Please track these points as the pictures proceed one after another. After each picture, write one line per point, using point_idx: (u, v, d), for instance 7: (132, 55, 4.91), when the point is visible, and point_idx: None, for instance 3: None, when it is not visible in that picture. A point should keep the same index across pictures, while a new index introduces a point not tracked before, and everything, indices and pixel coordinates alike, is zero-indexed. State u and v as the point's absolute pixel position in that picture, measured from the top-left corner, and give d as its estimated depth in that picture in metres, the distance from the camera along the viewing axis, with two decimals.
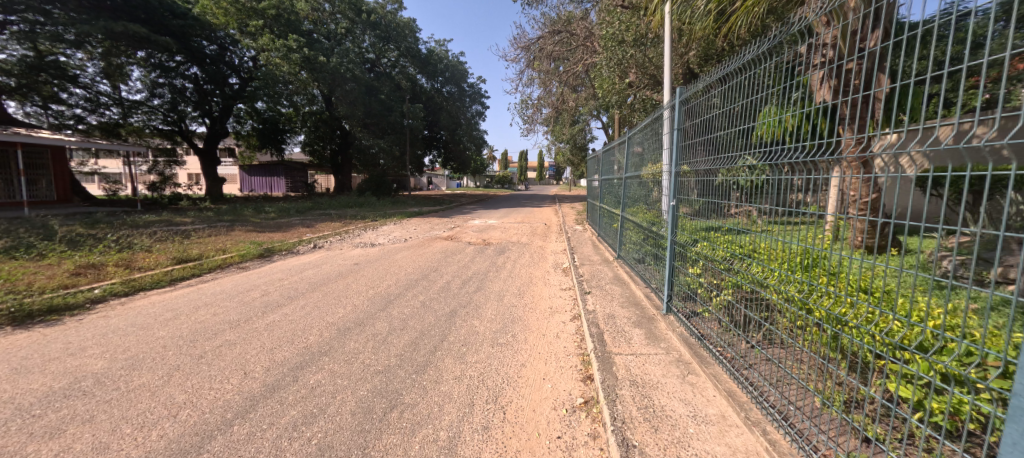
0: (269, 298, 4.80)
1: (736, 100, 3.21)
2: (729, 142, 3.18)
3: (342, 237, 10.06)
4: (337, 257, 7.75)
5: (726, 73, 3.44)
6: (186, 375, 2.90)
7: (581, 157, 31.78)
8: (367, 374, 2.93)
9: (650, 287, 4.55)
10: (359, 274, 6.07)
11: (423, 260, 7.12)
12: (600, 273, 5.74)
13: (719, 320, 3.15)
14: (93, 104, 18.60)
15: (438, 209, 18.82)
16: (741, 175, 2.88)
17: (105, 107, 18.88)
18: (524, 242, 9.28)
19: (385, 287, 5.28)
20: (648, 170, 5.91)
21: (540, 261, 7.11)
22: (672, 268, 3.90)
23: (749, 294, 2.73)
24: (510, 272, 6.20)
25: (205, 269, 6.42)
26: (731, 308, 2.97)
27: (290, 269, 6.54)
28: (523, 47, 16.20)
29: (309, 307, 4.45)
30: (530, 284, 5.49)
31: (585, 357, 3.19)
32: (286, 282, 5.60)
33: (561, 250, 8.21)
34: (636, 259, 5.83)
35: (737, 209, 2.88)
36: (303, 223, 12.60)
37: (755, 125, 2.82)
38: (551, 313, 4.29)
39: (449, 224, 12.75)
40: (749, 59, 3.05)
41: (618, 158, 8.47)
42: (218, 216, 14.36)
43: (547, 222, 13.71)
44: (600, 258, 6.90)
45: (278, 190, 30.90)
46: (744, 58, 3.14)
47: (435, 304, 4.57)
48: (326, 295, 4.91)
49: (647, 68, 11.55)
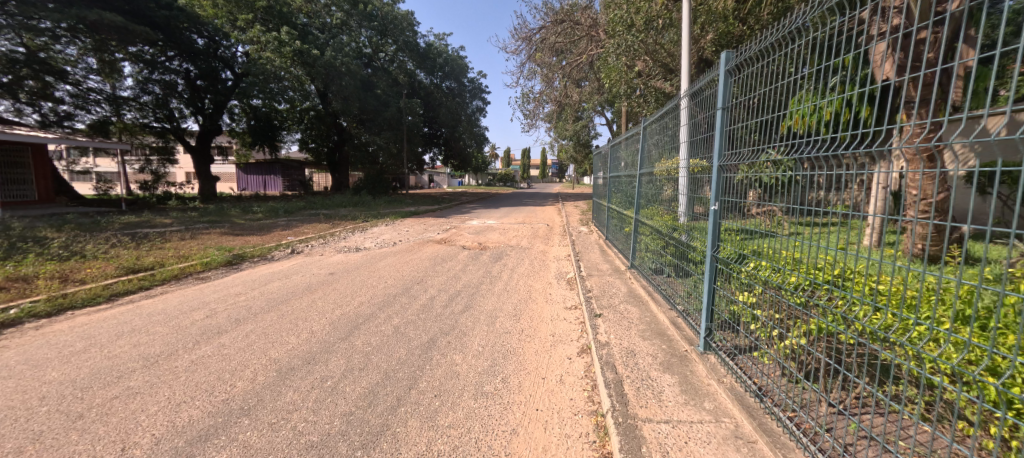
0: (211, 323, 3.94)
1: (758, 86, 2.69)
2: (747, 137, 2.71)
3: (326, 241, 9.21)
4: (314, 264, 6.92)
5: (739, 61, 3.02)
6: (40, 454, 2.06)
7: (584, 154, 30.82)
8: (293, 452, 2.07)
9: (677, 311, 3.68)
10: (332, 287, 5.23)
11: (410, 268, 6.28)
12: (610, 287, 4.89)
13: (779, 366, 2.34)
14: (82, 100, 17.72)
15: (436, 208, 17.95)
16: (764, 171, 2.47)
17: (96, 104, 18.11)
18: (524, 246, 8.43)
19: (355, 305, 4.42)
20: (661, 165, 5.11)
21: (541, 269, 6.24)
22: (710, 291, 2.99)
23: (820, 333, 2.00)
24: (506, 284, 5.34)
25: (157, 281, 5.59)
26: (800, 353, 2.19)
27: (256, 280, 5.71)
28: (524, 37, 15.28)
29: (254, 335, 3.60)
30: (528, 300, 4.64)
31: (599, 419, 2.33)
32: (243, 298, 4.77)
33: (565, 256, 7.34)
34: (652, 270, 4.99)
35: (758, 210, 2.49)
36: (287, 224, 11.73)
37: (782, 115, 2.36)
38: (552, 343, 3.45)
39: (444, 225, 11.88)
40: (767, 44, 2.61)
41: (627, 154, 7.58)
42: (200, 217, 13.55)
43: (549, 223, 12.82)
44: (610, 267, 6.05)
45: (274, 189, 30.19)
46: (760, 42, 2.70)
47: (411, 331, 3.71)
48: (282, 317, 4.06)
49: (658, 56, 10.66)
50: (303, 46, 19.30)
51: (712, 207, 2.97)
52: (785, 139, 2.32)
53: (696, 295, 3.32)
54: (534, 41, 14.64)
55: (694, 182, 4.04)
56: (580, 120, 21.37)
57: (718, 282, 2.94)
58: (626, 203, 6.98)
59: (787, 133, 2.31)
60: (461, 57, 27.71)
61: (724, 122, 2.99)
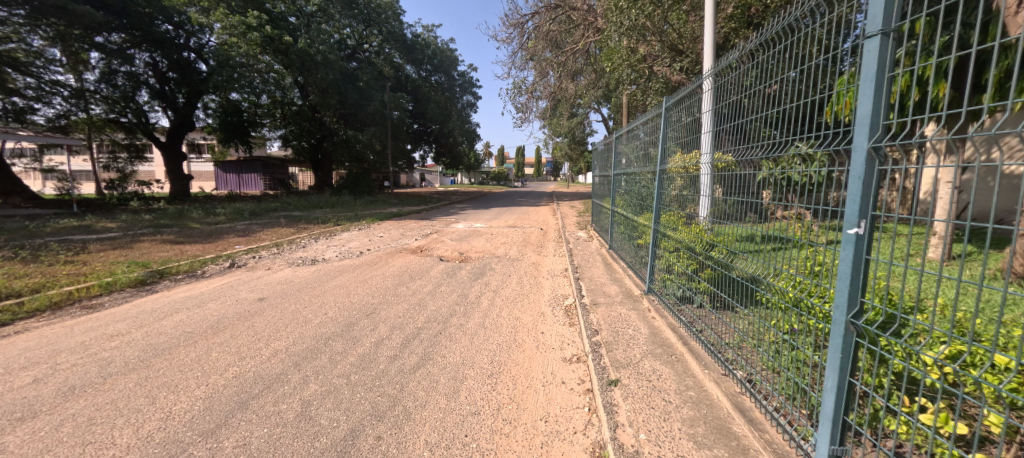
0: (31, 396, 2.61)
1: (806, 72, 2.11)
2: (787, 124, 2.23)
3: (280, 249, 7.87)
4: (251, 281, 5.60)
5: (767, 38, 2.59)
6: None
7: (579, 151, 29.62)
8: None
9: (738, 377, 2.42)
10: (248, 323, 3.86)
11: (365, 291, 4.92)
12: (624, 324, 3.55)
13: None
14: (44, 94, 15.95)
15: (421, 209, 16.72)
16: (793, 168, 2.06)
17: (58, 98, 16.20)
18: (513, 256, 7.11)
19: (263, 358, 3.10)
20: (677, 160, 4.03)
21: (532, 289, 5.01)
22: (841, 389, 1.48)
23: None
24: (484, 315, 4.08)
25: (23, 314, 4.21)
26: None
27: (158, 310, 4.35)
28: (516, 24, 13.92)
29: (69, 427, 2.27)
30: (513, 346, 3.33)
31: None
32: (114, 344, 3.42)
33: (561, 271, 6.02)
34: (678, 298, 3.76)
35: (784, 212, 2.08)
36: (245, 228, 10.35)
37: (826, 97, 1.88)
38: (544, 441, 2.14)
39: (425, 229, 10.64)
40: (796, 19, 2.24)
41: (629, 149, 6.39)
42: (152, 220, 12.16)
43: (543, 225, 11.65)
44: (618, 290, 4.71)
45: (253, 189, 28.69)
46: (787, 18, 2.34)
47: (324, 415, 2.37)
48: (143, 385, 2.73)
49: (667, 39, 9.36)
50: (273, 33, 17.68)
51: (848, 229, 1.41)
52: (821, 129, 1.90)
53: (792, 377, 1.95)
54: (527, 28, 13.26)
55: (719, 180, 3.09)
56: (575, 116, 20.35)
57: (854, 373, 1.48)
58: (636, 207, 5.58)
59: (830, 120, 1.83)
60: (450, 50, 26.37)
61: (890, 60, 1.34)
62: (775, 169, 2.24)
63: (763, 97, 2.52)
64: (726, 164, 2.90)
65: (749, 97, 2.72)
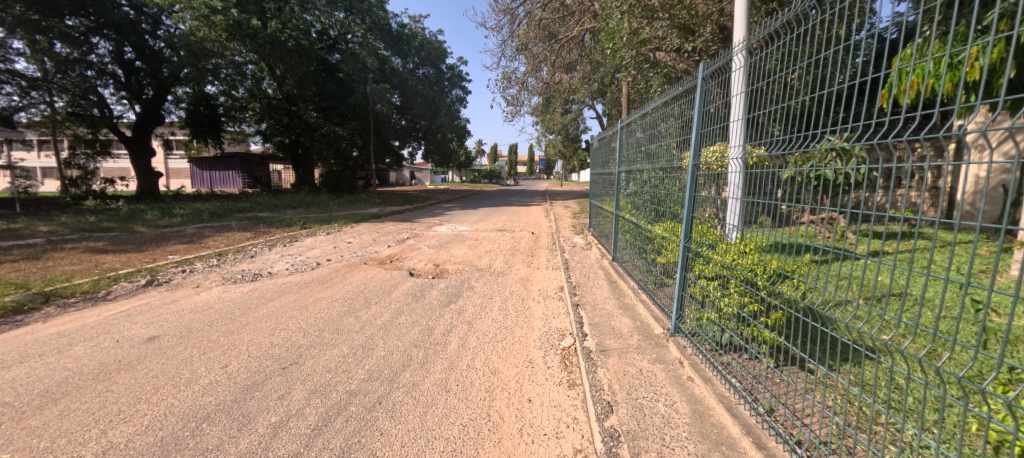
0: None
1: (820, 63, 1.83)
2: (799, 120, 1.92)
3: (222, 259, 6.65)
4: (160, 306, 4.40)
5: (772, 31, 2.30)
6: None
7: (574, 148, 28.37)
8: None
9: None
10: (103, 386, 2.66)
11: (297, 325, 3.72)
12: (648, 392, 2.43)
13: None
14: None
15: (404, 209, 15.51)
16: (834, 166, 1.66)
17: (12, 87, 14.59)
18: (498, 269, 5.99)
19: None
20: (705, 155, 2.91)
21: (519, 319, 3.88)
22: None
23: None
24: (447, 369, 2.89)
25: None
26: None
27: (2, 358, 3.14)
28: (506, 9, 12.69)
29: None
30: (483, 432, 2.18)
31: None
32: None
33: (556, 290, 4.91)
34: (719, 345, 2.71)
35: (822, 217, 1.77)
36: (194, 233, 9.06)
37: (848, 87, 1.62)
38: None
39: (402, 233, 9.46)
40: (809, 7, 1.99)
41: (630, 144, 5.31)
42: (93, 222, 10.79)
43: (535, 229, 10.51)
44: (631, 324, 3.57)
45: (230, 186, 27.17)
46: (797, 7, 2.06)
47: None
48: None
49: (676, 19, 8.10)
50: (240, 16, 15.71)
51: None
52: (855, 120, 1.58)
53: None
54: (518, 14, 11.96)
55: (748, 181, 2.35)
56: (569, 113, 19.31)
57: None
58: (649, 212, 4.34)
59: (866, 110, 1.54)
60: (438, 41, 25.04)
61: None
62: (804, 166, 1.84)
63: (777, 88, 2.14)
64: (758, 159, 2.20)
65: (756, 89, 2.35)
